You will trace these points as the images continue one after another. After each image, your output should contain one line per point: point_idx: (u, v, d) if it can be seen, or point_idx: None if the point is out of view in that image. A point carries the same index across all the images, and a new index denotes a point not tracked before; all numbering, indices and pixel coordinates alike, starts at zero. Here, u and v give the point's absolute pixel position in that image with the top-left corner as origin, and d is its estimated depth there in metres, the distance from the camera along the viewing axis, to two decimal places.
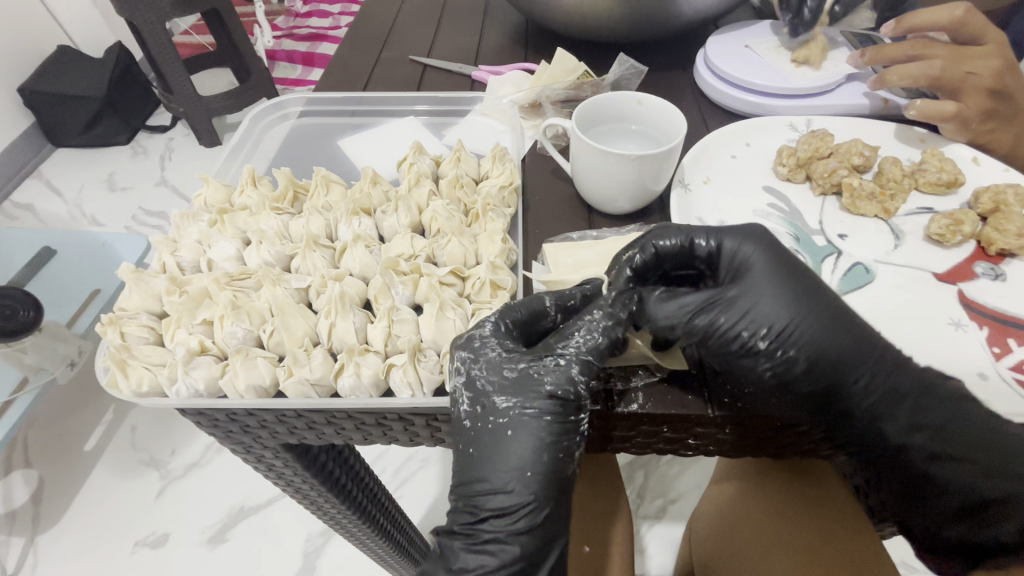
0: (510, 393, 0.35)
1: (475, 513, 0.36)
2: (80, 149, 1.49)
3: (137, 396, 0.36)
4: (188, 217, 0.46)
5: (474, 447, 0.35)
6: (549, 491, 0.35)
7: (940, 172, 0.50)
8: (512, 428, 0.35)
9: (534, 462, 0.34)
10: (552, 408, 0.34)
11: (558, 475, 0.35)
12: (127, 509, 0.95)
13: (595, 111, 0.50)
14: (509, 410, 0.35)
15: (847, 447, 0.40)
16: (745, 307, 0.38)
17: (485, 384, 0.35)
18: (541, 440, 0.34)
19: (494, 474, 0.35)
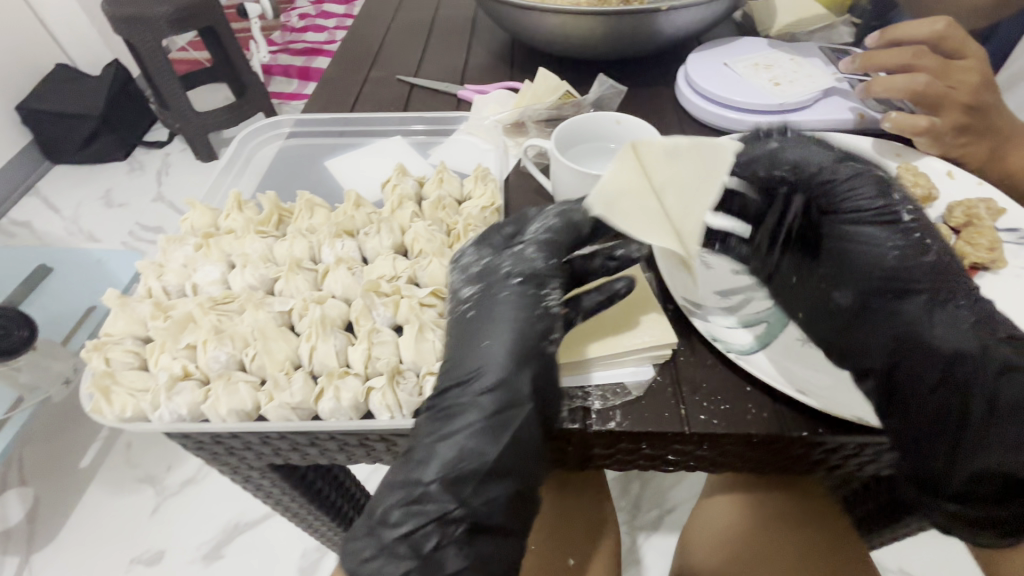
0: (474, 283, 0.39)
1: (445, 393, 0.36)
2: (77, 166, 1.50)
3: (120, 422, 0.36)
4: (174, 241, 0.46)
5: (457, 325, 0.38)
6: (526, 352, 0.35)
7: (913, 186, 0.51)
8: (489, 301, 0.38)
9: (495, 334, 0.36)
10: (521, 269, 0.38)
11: (522, 342, 0.36)
12: (121, 526, 0.95)
13: (574, 132, 0.51)
14: (484, 284, 0.39)
15: (825, 462, 0.40)
16: (880, 185, 0.41)
17: (462, 277, 0.40)
18: (514, 304, 0.37)
19: (467, 352, 0.36)
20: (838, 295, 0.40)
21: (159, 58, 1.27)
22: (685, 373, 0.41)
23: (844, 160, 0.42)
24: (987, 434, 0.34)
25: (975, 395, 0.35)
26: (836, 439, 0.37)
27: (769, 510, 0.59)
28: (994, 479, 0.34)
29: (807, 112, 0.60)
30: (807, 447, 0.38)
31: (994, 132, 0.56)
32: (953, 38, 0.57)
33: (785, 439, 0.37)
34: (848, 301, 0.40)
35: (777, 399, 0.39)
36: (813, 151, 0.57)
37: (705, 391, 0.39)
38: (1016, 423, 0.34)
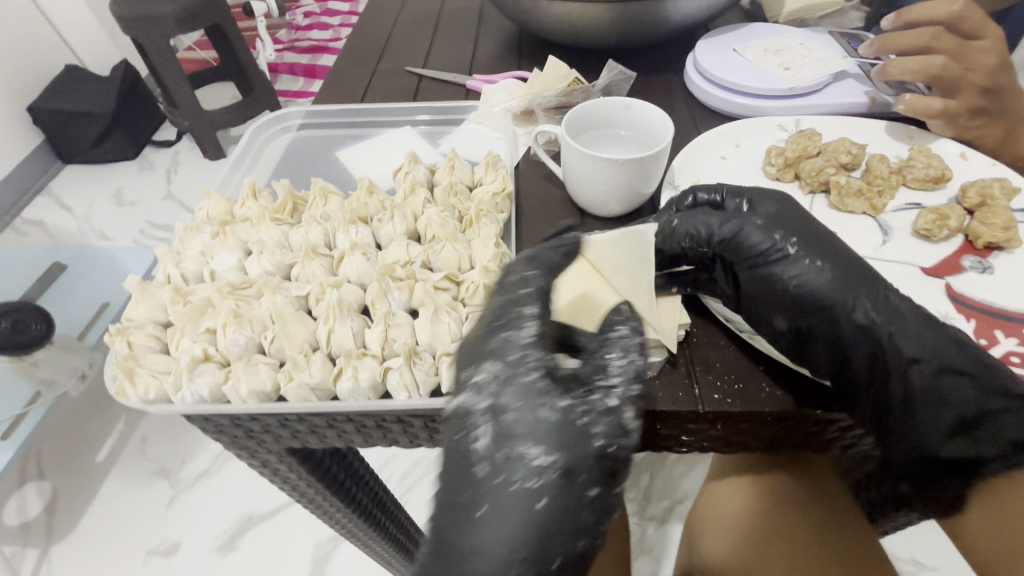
0: (546, 442, 0.34)
1: (447, 555, 0.33)
2: (88, 166, 1.52)
3: (143, 403, 0.37)
4: (191, 230, 0.47)
5: (484, 498, 0.33)
6: (552, 564, 0.33)
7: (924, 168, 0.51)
8: (540, 487, 0.33)
9: (541, 520, 0.33)
10: (590, 473, 0.33)
11: (569, 545, 0.33)
12: (138, 517, 0.96)
13: (585, 117, 0.51)
14: (540, 467, 0.33)
15: (840, 439, 0.41)
16: (765, 229, 0.41)
17: (518, 424, 0.34)
18: (567, 506, 0.33)
19: (487, 532, 0.33)
20: (777, 322, 0.40)
21: (168, 56, 1.28)
22: (699, 354, 0.41)
23: (728, 217, 0.42)
24: (929, 404, 0.38)
25: (908, 384, 0.38)
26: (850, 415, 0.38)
27: (779, 492, 0.59)
28: (955, 439, 0.38)
29: (818, 95, 0.60)
30: (822, 424, 0.39)
31: (1009, 113, 0.56)
32: (965, 19, 0.56)
33: (799, 416, 0.38)
34: (783, 329, 0.40)
35: (792, 378, 0.39)
36: (824, 134, 0.57)
37: (719, 370, 0.40)
38: (934, 398, 0.38)
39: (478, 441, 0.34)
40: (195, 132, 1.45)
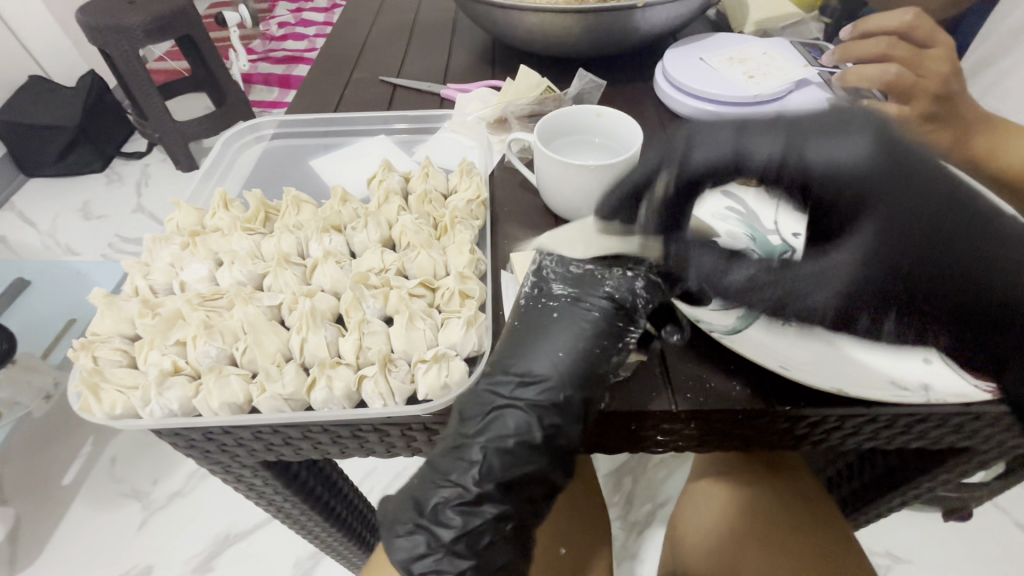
0: (570, 285, 0.39)
1: (499, 390, 0.37)
2: (53, 179, 1.48)
3: (110, 419, 0.36)
4: (161, 241, 0.46)
5: (524, 322, 0.39)
6: (571, 379, 0.36)
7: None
8: (559, 311, 0.39)
9: (568, 348, 0.37)
10: (602, 307, 0.38)
11: (589, 369, 0.37)
12: (109, 541, 0.93)
13: (557, 125, 0.52)
14: (563, 296, 0.39)
15: (809, 435, 0.42)
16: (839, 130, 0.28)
17: (551, 271, 0.40)
18: (582, 330, 0.38)
19: (528, 350, 0.38)
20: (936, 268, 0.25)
21: (137, 67, 1.26)
22: (671, 356, 0.42)
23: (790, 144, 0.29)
24: None
25: None
26: (817, 410, 0.39)
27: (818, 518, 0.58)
28: None
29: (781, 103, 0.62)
30: (792, 420, 0.40)
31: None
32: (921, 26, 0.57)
33: (769, 412, 0.39)
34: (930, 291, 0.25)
35: (760, 375, 0.40)
36: None
37: (691, 370, 0.41)
38: None
39: (525, 289, 0.41)
40: (165, 143, 1.42)
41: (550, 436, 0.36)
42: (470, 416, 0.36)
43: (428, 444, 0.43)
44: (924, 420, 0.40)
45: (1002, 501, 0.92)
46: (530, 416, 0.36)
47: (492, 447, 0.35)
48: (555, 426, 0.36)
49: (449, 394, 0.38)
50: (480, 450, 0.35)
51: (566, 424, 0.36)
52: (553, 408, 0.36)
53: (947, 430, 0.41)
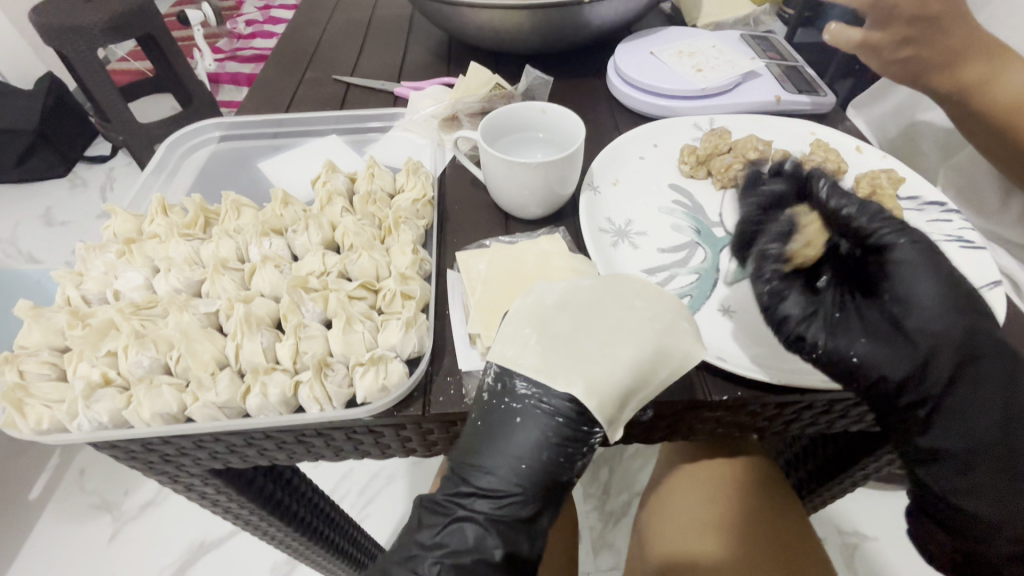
0: (533, 383, 0.37)
1: (463, 492, 0.38)
2: (11, 185, 1.43)
3: (37, 434, 0.35)
4: (95, 248, 0.45)
5: (485, 421, 0.38)
6: (535, 490, 0.37)
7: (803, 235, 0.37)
8: (522, 415, 0.37)
9: (529, 458, 0.37)
10: (566, 412, 0.37)
11: (549, 475, 0.37)
12: (78, 556, 0.91)
13: (502, 122, 0.52)
14: (526, 398, 0.37)
15: (751, 424, 0.43)
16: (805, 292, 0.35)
17: (513, 368, 0.38)
18: (546, 436, 0.37)
19: (489, 456, 0.38)
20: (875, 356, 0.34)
21: (96, 69, 1.23)
22: None
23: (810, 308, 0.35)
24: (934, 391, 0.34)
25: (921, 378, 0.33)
26: (757, 401, 0.40)
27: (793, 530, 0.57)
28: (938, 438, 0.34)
29: (728, 96, 0.63)
30: (732, 409, 0.41)
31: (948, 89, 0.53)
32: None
33: (707, 403, 0.40)
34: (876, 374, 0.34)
35: (700, 367, 0.41)
36: (734, 132, 0.60)
37: None
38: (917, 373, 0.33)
39: (487, 378, 0.39)
40: (130, 146, 1.39)
41: (508, 553, 0.37)
42: (428, 524, 0.39)
43: (376, 448, 0.43)
44: (860, 405, 0.41)
45: None
46: (486, 530, 0.37)
47: (445, 562, 0.37)
48: (506, 540, 0.38)
49: (387, 397, 0.37)
50: (434, 565, 0.37)
51: (514, 537, 0.38)
52: (506, 523, 0.38)
53: (881, 415, 0.43)
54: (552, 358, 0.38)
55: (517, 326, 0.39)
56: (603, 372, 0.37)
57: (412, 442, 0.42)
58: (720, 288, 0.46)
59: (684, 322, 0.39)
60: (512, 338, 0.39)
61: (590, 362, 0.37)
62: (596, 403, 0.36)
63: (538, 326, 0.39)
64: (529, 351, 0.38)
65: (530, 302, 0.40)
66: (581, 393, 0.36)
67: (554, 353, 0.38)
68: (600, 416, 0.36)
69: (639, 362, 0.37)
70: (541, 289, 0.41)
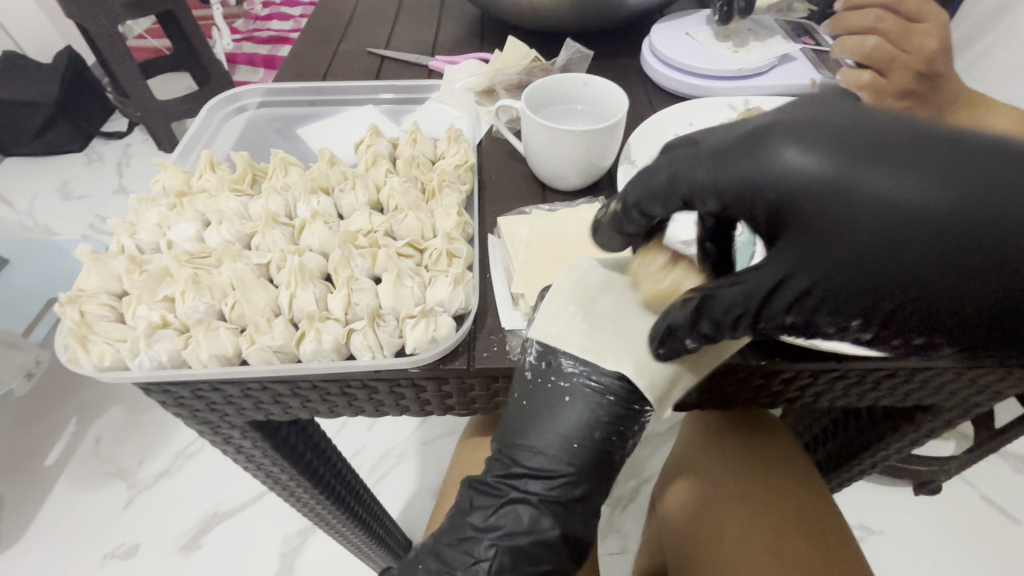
0: (580, 360, 0.37)
1: (513, 473, 0.39)
2: (31, 158, 1.44)
3: (99, 371, 0.36)
4: (147, 201, 0.46)
5: (532, 400, 0.38)
6: (587, 471, 0.38)
7: (662, 275, 0.36)
8: (570, 395, 0.37)
9: (579, 439, 0.37)
10: (616, 390, 0.37)
11: (598, 453, 0.38)
12: (95, 520, 0.93)
13: (544, 93, 0.53)
14: (573, 376, 0.37)
15: (786, 393, 0.44)
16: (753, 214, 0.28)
17: (558, 346, 0.38)
18: (598, 415, 0.37)
19: (539, 437, 0.38)
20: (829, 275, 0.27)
21: (117, 44, 1.23)
22: None
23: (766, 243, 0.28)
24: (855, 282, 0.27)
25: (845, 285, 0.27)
26: (797, 368, 0.41)
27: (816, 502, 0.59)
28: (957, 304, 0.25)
29: (764, 79, 0.63)
30: (768, 376, 0.42)
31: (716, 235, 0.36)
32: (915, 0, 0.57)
33: (747, 368, 0.41)
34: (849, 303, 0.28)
35: None
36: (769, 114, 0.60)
37: None
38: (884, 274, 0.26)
39: (529, 357, 0.39)
40: (147, 123, 1.40)
41: (563, 532, 0.39)
42: (481, 506, 0.40)
43: (417, 403, 0.44)
44: (893, 376, 0.42)
45: (969, 475, 0.97)
46: (541, 509, 0.38)
47: (501, 544, 0.38)
48: (561, 517, 0.39)
49: (437, 348, 0.38)
50: (490, 547, 0.38)
51: (567, 515, 0.39)
52: (561, 502, 0.38)
53: (914, 389, 0.44)
54: (598, 334, 0.37)
55: (562, 305, 0.39)
56: (655, 348, 0.36)
57: (453, 398, 0.44)
58: None
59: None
60: (555, 316, 0.38)
61: (640, 341, 0.36)
62: (646, 382, 0.36)
63: (582, 305, 0.38)
64: (575, 329, 0.38)
65: (573, 278, 0.40)
66: (631, 372, 0.36)
67: (600, 328, 0.38)
68: (652, 395, 0.36)
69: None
70: (585, 265, 0.40)
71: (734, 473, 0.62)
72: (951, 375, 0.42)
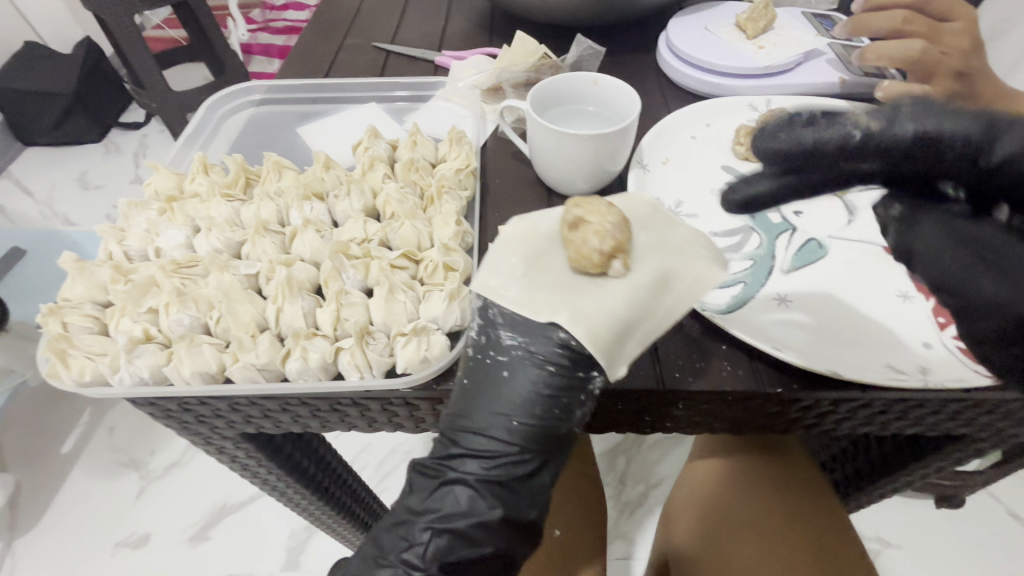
0: (518, 331, 0.34)
1: (451, 452, 0.35)
2: (50, 148, 1.45)
3: (79, 386, 0.35)
4: (137, 206, 0.45)
5: (472, 378, 0.35)
6: (533, 449, 0.35)
7: (590, 236, 0.33)
8: (510, 369, 0.34)
9: (520, 412, 0.34)
10: (557, 360, 0.33)
11: (543, 429, 0.34)
12: (106, 510, 0.94)
13: (550, 93, 0.50)
14: (512, 350, 0.34)
15: (802, 419, 0.41)
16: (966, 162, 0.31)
17: (495, 314, 0.35)
18: (538, 390, 0.34)
19: (478, 415, 0.34)
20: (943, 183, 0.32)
21: (133, 35, 1.22)
22: (667, 345, 0.40)
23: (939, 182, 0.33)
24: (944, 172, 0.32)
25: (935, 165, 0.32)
26: (813, 394, 0.38)
27: (824, 525, 0.56)
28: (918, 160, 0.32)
29: (785, 78, 0.58)
30: (783, 405, 0.39)
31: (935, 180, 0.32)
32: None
33: (760, 396, 0.38)
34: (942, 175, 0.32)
35: (754, 356, 0.39)
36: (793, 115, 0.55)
37: (680, 349, 0.40)
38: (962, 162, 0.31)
39: (472, 333, 0.36)
40: (162, 114, 1.39)
41: (507, 514, 0.34)
42: (417, 488, 0.36)
43: (411, 420, 0.42)
44: (921, 406, 0.38)
45: (995, 489, 0.91)
46: (477, 494, 0.34)
47: (436, 527, 0.34)
48: (503, 502, 0.35)
49: (428, 368, 0.36)
50: (425, 532, 0.34)
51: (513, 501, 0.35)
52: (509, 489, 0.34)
53: (942, 420, 0.40)
54: (538, 290, 0.34)
55: (503, 256, 0.35)
56: (595, 303, 0.33)
57: None
58: (777, 275, 0.44)
59: (700, 247, 0.35)
60: (495, 268, 0.35)
61: (577, 294, 0.34)
62: (585, 333, 0.32)
63: (524, 255, 0.35)
64: (514, 282, 0.34)
65: (523, 226, 0.37)
66: (565, 322, 0.33)
67: (541, 286, 0.34)
68: (594, 349, 0.32)
69: (639, 297, 0.34)
70: (536, 215, 0.37)
71: (747, 496, 0.59)
72: (985, 408, 0.38)
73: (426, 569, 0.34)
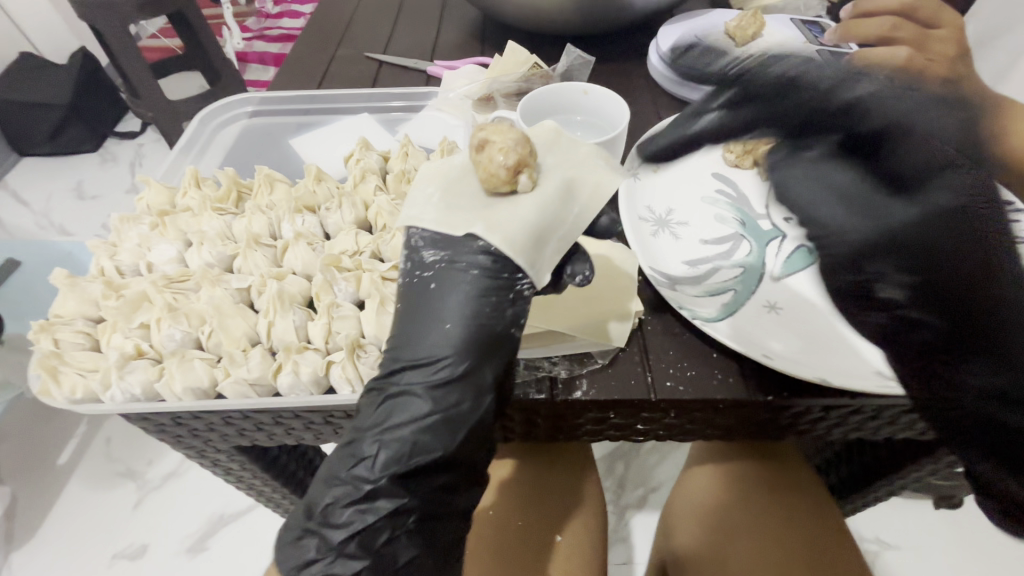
0: (440, 246, 0.34)
1: (390, 373, 0.35)
2: (46, 158, 1.45)
3: (71, 403, 0.35)
4: (128, 220, 0.45)
5: (407, 302, 0.35)
6: (473, 354, 0.34)
7: (494, 154, 0.34)
8: (438, 282, 0.34)
9: (454, 316, 0.34)
10: (482, 264, 0.33)
11: (479, 332, 0.34)
12: (102, 521, 0.93)
13: (539, 104, 0.50)
14: (437, 264, 0.34)
15: (795, 425, 0.41)
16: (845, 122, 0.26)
17: (417, 239, 0.35)
18: (469, 294, 0.33)
19: (415, 329, 0.34)
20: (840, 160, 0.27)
21: (127, 44, 1.22)
22: (657, 351, 0.41)
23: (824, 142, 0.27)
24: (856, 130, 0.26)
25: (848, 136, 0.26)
26: (805, 399, 0.38)
27: (816, 527, 0.56)
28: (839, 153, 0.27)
29: None
30: (776, 411, 0.39)
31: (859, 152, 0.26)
32: None
33: (752, 403, 0.38)
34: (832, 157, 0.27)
35: (744, 365, 0.39)
36: None
37: (671, 358, 0.40)
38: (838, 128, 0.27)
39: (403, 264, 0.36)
40: (158, 123, 1.39)
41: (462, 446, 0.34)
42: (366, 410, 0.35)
43: None
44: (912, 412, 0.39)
45: None
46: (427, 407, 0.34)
47: (382, 438, 0.34)
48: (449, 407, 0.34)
49: None
50: (374, 443, 0.34)
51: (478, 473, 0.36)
52: None
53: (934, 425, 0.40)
54: (455, 210, 0.35)
55: (420, 187, 0.36)
56: (508, 214, 0.33)
57: None
58: (766, 282, 0.44)
59: (599, 160, 0.36)
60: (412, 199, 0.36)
61: (491, 208, 0.34)
62: (501, 239, 0.33)
63: (437, 182, 0.36)
64: (431, 207, 0.35)
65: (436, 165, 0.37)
66: (481, 231, 0.33)
67: (457, 205, 0.35)
68: (513, 253, 0.32)
69: (549, 205, 0.34)
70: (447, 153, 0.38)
71: (740, 499, 0.60)
72: None
73: (374, 480, 0.33)
